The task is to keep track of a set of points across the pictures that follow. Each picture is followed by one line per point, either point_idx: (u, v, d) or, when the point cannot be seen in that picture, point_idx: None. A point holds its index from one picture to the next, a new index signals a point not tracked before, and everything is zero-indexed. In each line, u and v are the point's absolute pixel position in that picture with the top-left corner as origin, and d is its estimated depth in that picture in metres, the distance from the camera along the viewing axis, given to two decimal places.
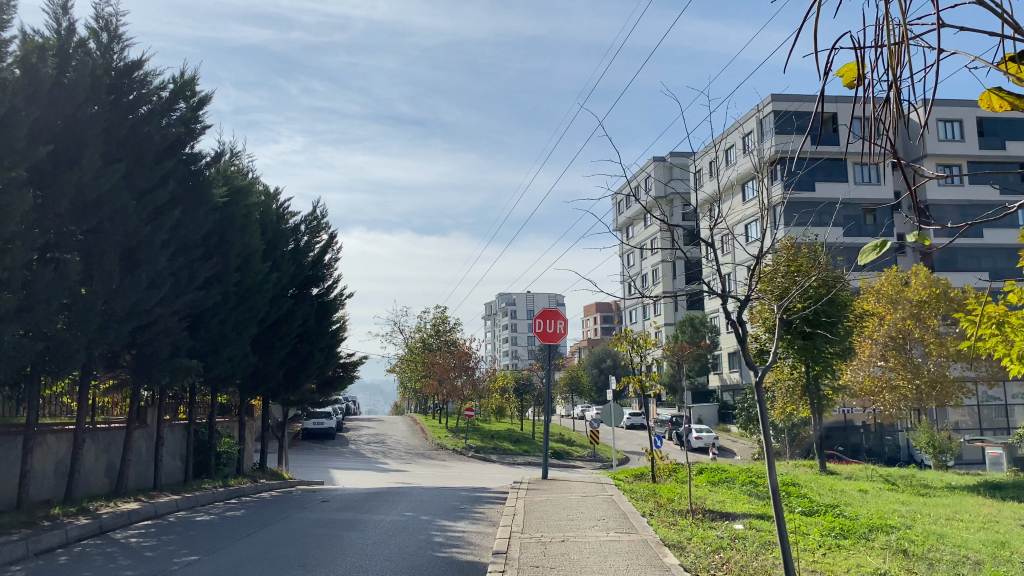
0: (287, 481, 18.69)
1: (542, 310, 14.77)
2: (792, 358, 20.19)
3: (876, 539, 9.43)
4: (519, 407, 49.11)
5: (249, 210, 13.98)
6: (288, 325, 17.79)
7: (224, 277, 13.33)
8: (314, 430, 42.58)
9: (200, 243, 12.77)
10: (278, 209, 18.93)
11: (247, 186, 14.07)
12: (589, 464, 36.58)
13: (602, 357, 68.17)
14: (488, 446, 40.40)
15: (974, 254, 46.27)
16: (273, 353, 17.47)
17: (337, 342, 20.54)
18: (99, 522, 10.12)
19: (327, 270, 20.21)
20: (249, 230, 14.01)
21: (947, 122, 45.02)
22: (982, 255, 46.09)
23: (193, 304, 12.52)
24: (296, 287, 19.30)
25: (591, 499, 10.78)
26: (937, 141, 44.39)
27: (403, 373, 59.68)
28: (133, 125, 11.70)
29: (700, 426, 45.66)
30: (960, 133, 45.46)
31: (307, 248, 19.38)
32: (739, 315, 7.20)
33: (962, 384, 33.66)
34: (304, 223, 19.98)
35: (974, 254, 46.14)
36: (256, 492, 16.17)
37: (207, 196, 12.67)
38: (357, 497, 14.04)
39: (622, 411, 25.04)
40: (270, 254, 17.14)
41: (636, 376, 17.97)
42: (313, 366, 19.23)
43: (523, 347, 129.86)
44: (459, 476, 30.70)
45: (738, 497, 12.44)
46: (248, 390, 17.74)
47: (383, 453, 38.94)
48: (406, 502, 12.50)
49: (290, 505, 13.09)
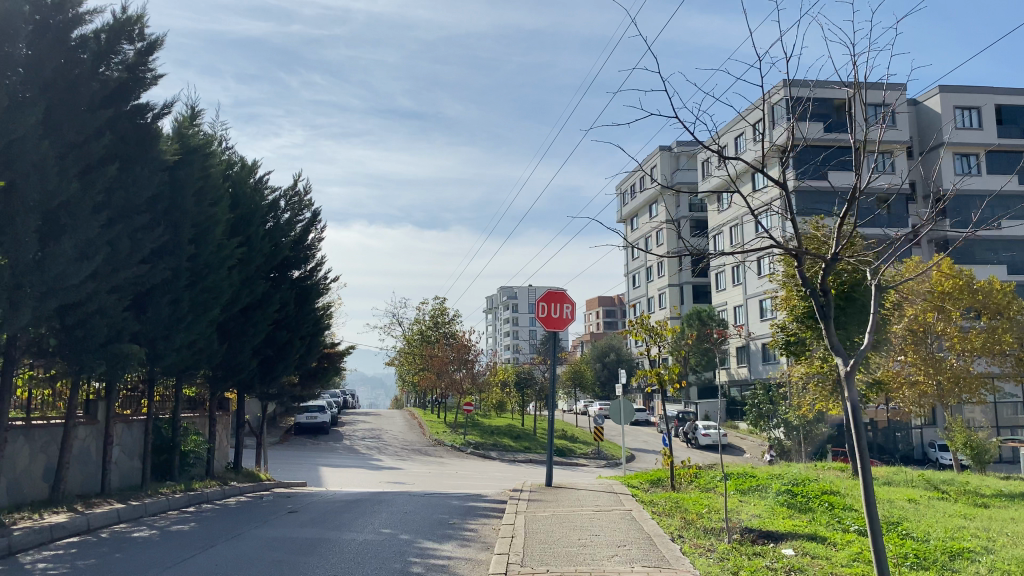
0: (263, 484, 16.82)
1: (546, 293, 12.93)
2: (822, 350, 18.19)
3: (964, 571, 7.56)
4: (520, 401, 47.32)
5: (208, 172, 12.06)
6: (263, 311, 15.93)
7: (176, 247, 11.20)
8: (306, 425, 40.87)
9: (147, 208, 10.84)
10: (253, 182, 17.20)
11: (206, 144, 12.15)
12: (594, 462, 34.86)
13: (605, 351, 66.28)
14: (488, 442, 38.65)
15: (991, 246, 44.23)
16: (244, 343, 15.63)
17: (321, 329, 18.69)
18: (4, 542, 8.26)
19: (310, 252, 18.33)
20: (207, 195, 12.07)
21: (964, 109, 42.87)
22: (1000, 247, 44.09)
23: (136, 280, 10.52)
24: (273, 270, 17.52)
25: (604, 517, 8.85)
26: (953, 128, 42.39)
27: (402, 366, 57.85)
28: (62, 66, 9.78)
29: (707, 423, 43.81)
30: (978, 120, 43.48)
31: (287, 224, 17.61)
32: (823, 286, 5.73)
33: (986, 381, 31.79)
34: (284, 197, 18.12)
35: (993, 246, 44.11)
36: (223, 498, 14.30)
37: (153, 153, 10.80)
38: (332, 506, 12.17)
39: (631, 407, 23.17)
40: (241, 231, 15.26)
41: (654, 369, 16.02)
42: (291, 357, 17.30)
43: (525, 340, 128.57)
44: (454, 475, 28.87)
45: (776, 511, 10.57)
46: (216, 383, 15.96)
47: (378, 449, 37.18)
48: (386, 515, 10.58)
49: (251, 516, 11.17)
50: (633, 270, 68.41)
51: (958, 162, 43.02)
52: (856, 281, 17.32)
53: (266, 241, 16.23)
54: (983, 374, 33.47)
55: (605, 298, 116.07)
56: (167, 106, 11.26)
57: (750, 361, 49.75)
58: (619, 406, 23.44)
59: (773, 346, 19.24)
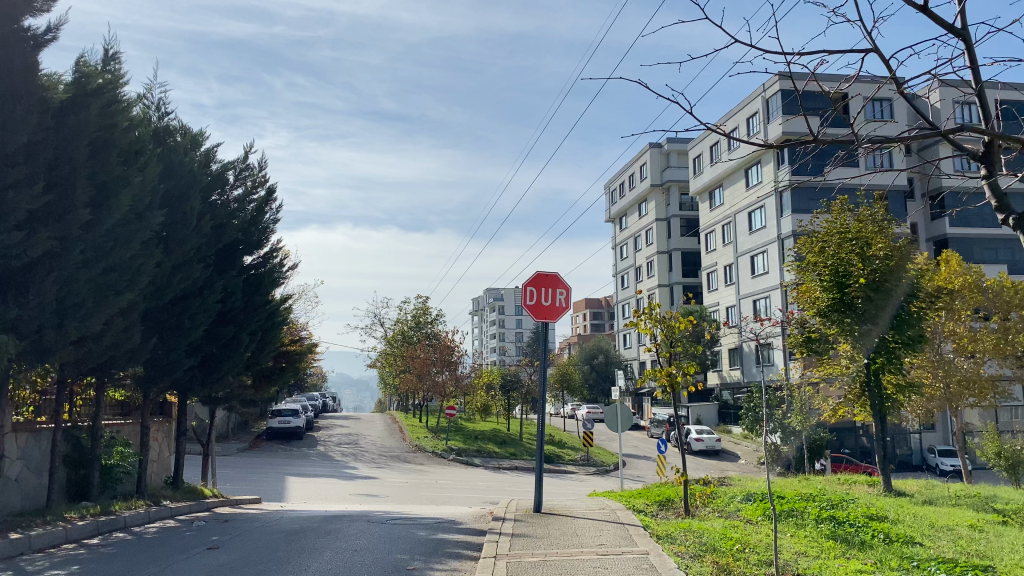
0: (204, 503, 14.38)
1: (534, 276, 10.67)
2: (847, 348, 15.91)
3: None
4: (506, 405, 45.04)
5: (117, 118, 9.66)
6: (202, 301, 13.57)
7: (65, 213, 8.85)
8: (278, 430, 38.38)
9: (21, 158, 8.48)
10: (195, 150, 14.93)
11: (116, 83, 9.75)
12: (582, 468, 32.71)
13: (594, 353, 64.02)
14: (471, 448, 36.33)
15: (991, 244, 44.11)
16: (179, 337, 13.27)
17: (277, 324, 16.30)
18: None
19: (264, 235, 16.03)
20: (113, 148, 9.63)
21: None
22: (1000, 246, 43.89)
23: (9, 253, 8.23)
24: (218, 255, 15.20)
25: (611, 567, 6.57)
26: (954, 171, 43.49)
27: (384, 368, 55.25)
28: None
29: (700, 428, 41.67)
30: None
31: (232, 204, 15.35)
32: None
33: (997, 383, 29.93)
34: (232, 170, 15.77)
35: (992, 245, 44.01)
36: (147, 523, 11.88)
37: (32, 88, 8.45)
38: (269, 538, 9.78)
39: (628, 413, 20.92)
40: (173, 205, 12.95)
41: (665, 369, 12.68)
42: (238, 356, 14.85)
43: (512, 342, 126.27)
44: (434, 485, 26.51)
45: (827, 548, 8.31)
46: (147, 385, 13.57)
47: (354, 456, 34.73)
48: (327, 555, 8.20)
49: (158, 554, 8.75)
50: (622, 269, 66.28)
51: None
52: (887, 268, 15.37)
53: (207, 220, 13.91)
54: (995, 376, 31.56)
55: (593, 300, 114.15)
56: (56, 29, 8.82)
57: (743, 362, 46.95)
58: (611, 407, 21.13)
59: (792, 344, 17.16)
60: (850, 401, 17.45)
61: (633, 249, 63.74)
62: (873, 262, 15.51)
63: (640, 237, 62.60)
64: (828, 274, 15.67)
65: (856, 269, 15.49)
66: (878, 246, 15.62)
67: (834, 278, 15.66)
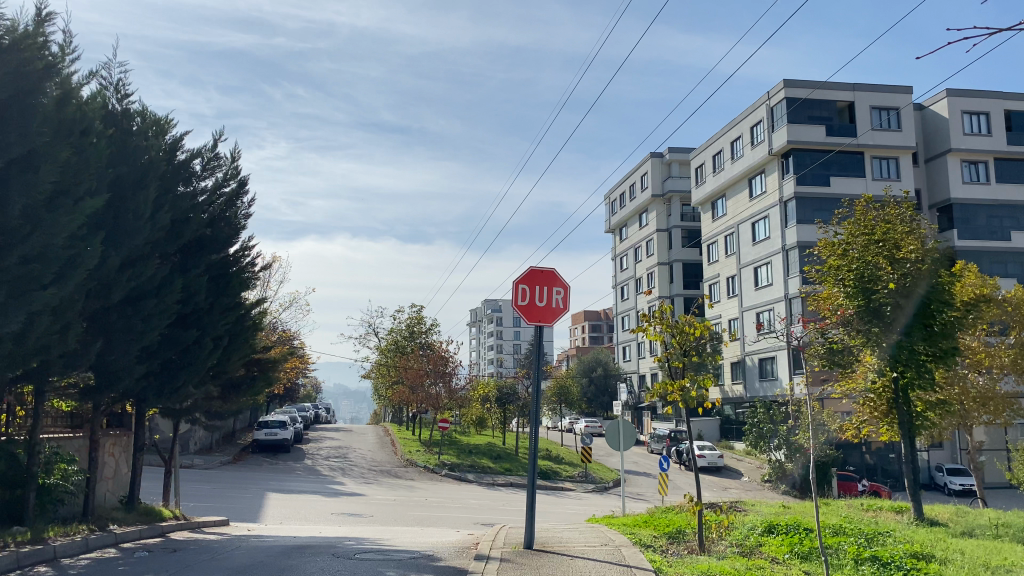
0: (157, 527, 12.82)
1: (527, 272, 9.24)
2: (873, 362, 14.47)
3: None
4: (503, 419, 43.46)
5: (38, 81, 8.31)
6: (159, 300, 12.15)
7: None
8: (265, 442, 36.85)
9: None
10: (156, 136, 13.58)
11: (42, 43, 8.41)
12: (580, 486, 31.19)
13: (592, 365, 62.56)
14: (464, 463, 34.77)
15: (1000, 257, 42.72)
16: (130, 342, 11.78)
17: (245, 329, 14.87)
18: None
19: (232, 231, 14.67)
20: (35, 116, 8.28)
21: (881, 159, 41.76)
22: (1010, 259, 42.44)
23: None
24: (178, 252, 13.82)
25: None
26: (961, 184, 42.70)
27: (378, 379, 53.60)
28: None
29: (703, 444, 40.06)
30: (985, 172, 43.40)
31: (198, 198, 14.01)
32: None
33: (1014, 400, 28.52)
34: (199, 159, 14.43)
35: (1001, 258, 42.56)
36: (81, 554, 10.34)
37: None
38: None
39: (631, 431, 19.38)
40: (123, 192, 11.57)
41: (677, 383, 11.04)
42: (199, 364, 13.37)
43: (510, 354, 124.64)
44: (421, 504, 24.95)
45: None
46: (92, 394, 11.99)
47: (342, 471, 33.13)
48: None
49: None
50: (622, 281, 64.81)
51: (966, 169, 43.19)
52: (918, 272, 13.98)
53: (166, 211, 12.50)
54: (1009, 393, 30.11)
55: (592, 313, 112.85)
56: None
57: (746, 377, 45.37)
58: (612, 424, 19.54)
59: (810, 357, 15.66)
60: (874, 418, 16.01)
61: (634, 260, 62.33)
62: (903, 265, 14.12)
63: (641, 248, 61.20)
64: (852, 280, 14.28)
65: (884, 274, 14.12)
66: (907, 249, 14.22)
67: (860, 283, 14.26)
